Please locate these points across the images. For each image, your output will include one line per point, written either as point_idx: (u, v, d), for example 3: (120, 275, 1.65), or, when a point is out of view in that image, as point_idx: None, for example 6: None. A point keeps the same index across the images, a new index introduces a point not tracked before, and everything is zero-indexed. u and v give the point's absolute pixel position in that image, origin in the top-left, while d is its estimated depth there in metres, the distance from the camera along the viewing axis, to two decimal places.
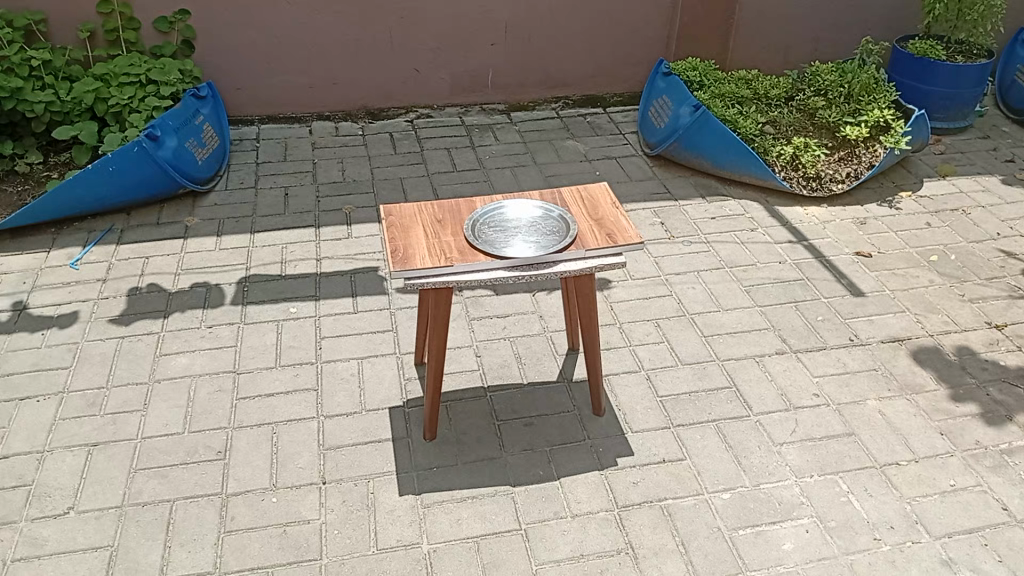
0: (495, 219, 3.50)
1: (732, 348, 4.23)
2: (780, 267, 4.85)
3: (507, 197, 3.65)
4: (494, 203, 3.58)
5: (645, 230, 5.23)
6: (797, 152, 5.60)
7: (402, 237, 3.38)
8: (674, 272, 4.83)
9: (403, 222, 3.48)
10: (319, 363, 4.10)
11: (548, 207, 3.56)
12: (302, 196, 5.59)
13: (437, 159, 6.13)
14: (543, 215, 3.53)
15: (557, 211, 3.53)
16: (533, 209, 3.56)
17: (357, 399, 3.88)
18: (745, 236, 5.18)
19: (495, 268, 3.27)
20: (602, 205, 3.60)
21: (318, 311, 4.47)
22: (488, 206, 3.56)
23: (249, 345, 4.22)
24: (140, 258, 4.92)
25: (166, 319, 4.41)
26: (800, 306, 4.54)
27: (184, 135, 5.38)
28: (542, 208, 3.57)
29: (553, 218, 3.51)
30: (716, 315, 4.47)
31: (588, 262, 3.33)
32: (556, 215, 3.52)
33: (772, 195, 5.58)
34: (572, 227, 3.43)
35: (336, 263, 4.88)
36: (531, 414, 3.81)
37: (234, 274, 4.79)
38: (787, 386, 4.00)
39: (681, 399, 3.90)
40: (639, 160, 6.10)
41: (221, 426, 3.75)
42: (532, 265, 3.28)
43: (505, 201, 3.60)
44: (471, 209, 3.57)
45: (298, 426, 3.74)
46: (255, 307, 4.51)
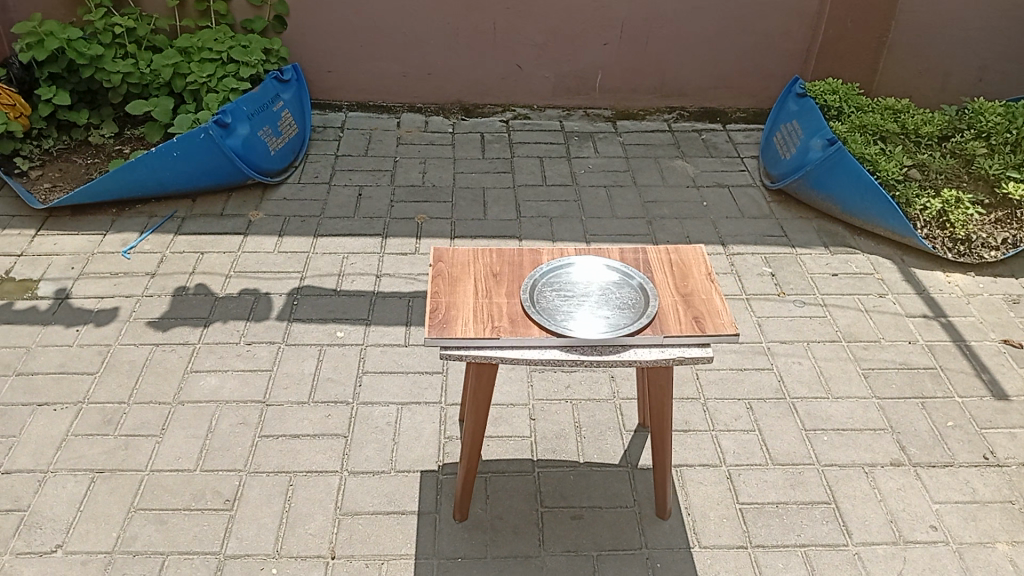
0: (561, 280, 2.93)
1: (836, 452, 3.54)
2: (908, 350, 4.09)
3: (580, 252, 3.07)
4: (563, 258, 3.01)
5: (750, 282, 4.53)
6: (946, 208, 4.76)
7: (448, 291, 2.86)
8: (776, 339, 4.14)
9: (453, 269, 2.97)
10: (354, 405, 3.69)
11: (628, 272, 2.96)
12: (376, 198, 5.18)
13: (528, 169, 5.58)
14: (620, 281, 2.93)
15: (638, 278, 2.92)
16: (608, 271, 2.97)
17: (387, 457, 3.45)
18: (870, 303, 4.41)
19: (549, 347, 2.70)
20: (689, 277, 2.95)
21: (366, 339, 4.05)
22: (555, 260, 2.99)
23: (286, 372, 3.86)
24: (195, 253, 4.63)
25: (206, 329, 4.12)
26: (926, 405, 3.78)
27: (257, 123, 5.08)
28: (620, 272, 2.97)
29: (631, 286, 2.90)
30: (823, 404, 3.77)
31: (665, 352, 2.70)
32: (636, 284, 2.91)
33: (907, 252, 4.78)
34: (652, 302, 2.81)
35: (396, 283, 4.45)
36: (581, 505, 3.27)
37: (287, 283, 4.43)
38: (900, 510, 3.30)
39: (766, 510, 3.28)
40: (754, 193, 5.35)
41: (235, 469, 3.40)
42: (596, 348, 2.70)
43: (577, 257, 3.02)
44: (535, 264, 3.00)
45: (318, 481, 3.34)
46: (302, 325, 4.14)
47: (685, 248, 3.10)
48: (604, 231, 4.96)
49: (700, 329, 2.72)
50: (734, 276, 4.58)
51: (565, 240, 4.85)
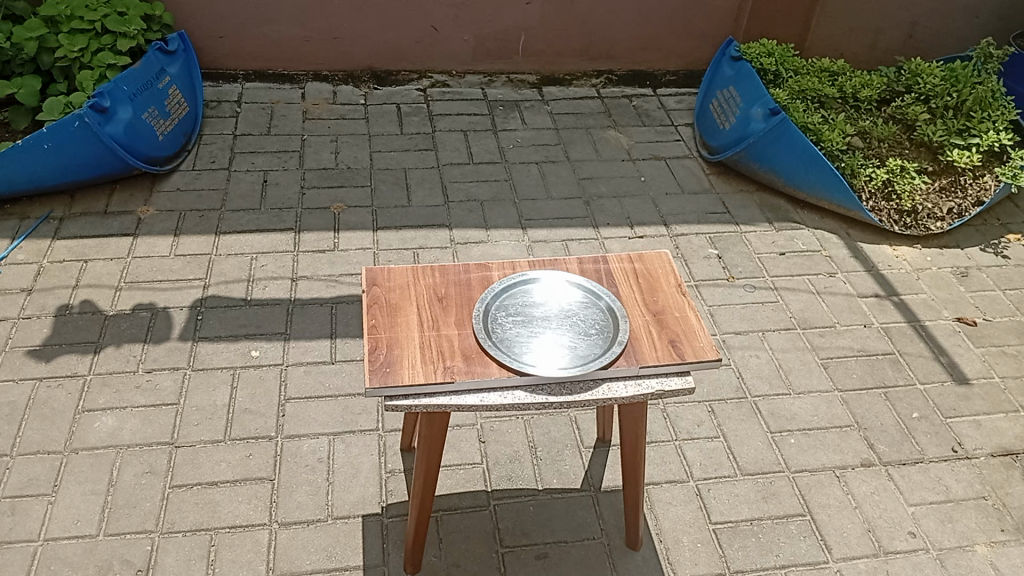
0: (518, 302, 2.54)
1: (805, 456, 3.34)
2: (865, 335, 3.91)
3: (536, 267, 2.69)
4: (518, 275, 2.62)
5: (698, 267, 4.27)
6: (891, 178, 4.58)
7: (388, 325, 2.43)
8: (732, 330, 3.89)
9: (394, 297, 2.53)
10: (279, 440, 3.26)
11: (594, 290, 2.60)
12: (284, 184, 4.63)
13: (451, 145, 5.11)
14: (586, 301, 2.57)
15: (606, 298, 2.56)
16: (571, 290, 2.61)
17: (323, 501, 3.06)
18: (821, 284, 4.22)
19: (512, 389, 2.32)
20: (657, 293, 2.61)
21: (287, 358, 3.60)
22: (510, 278, 2.61)
23: (194, 405, 3.37)
24: (76, 261, 4.02)
25: (96, 356, 3.56)
26: (890, 396, 3.61)
27: (141, 104, 4.43)
28: (585, 291, 2.60)
29: (598, 307, 2.55)
30: (788, 401, 3.55)
31: (643, 384, 2.37)
32: (603, 304, 2.56)
33: (851, 225, 4.61)
34: (623, 324, 2.46)
35: (314, 286, 3.97)
36: (545, 542, 2.97)
37: (188, 294, 3.89)
38: (876, 517, 3.13)
39: (740, 529, 3.05)
40: (692, 164, 5.08)
41: (146, 530, 2.93)
42: (565, 386, 2.34)
43: (535, 273, 2.64)
44: (486, 285, 2.60)
45: (244, 537, 2.93)
46: (210, 345, 3.64)
47: (648, 255, 2.76)
48: (541, 215, 4.58)
49: (676, 355, 2.39)
50: (682, 260, 4.30)
51: (499, 227, 4.46)
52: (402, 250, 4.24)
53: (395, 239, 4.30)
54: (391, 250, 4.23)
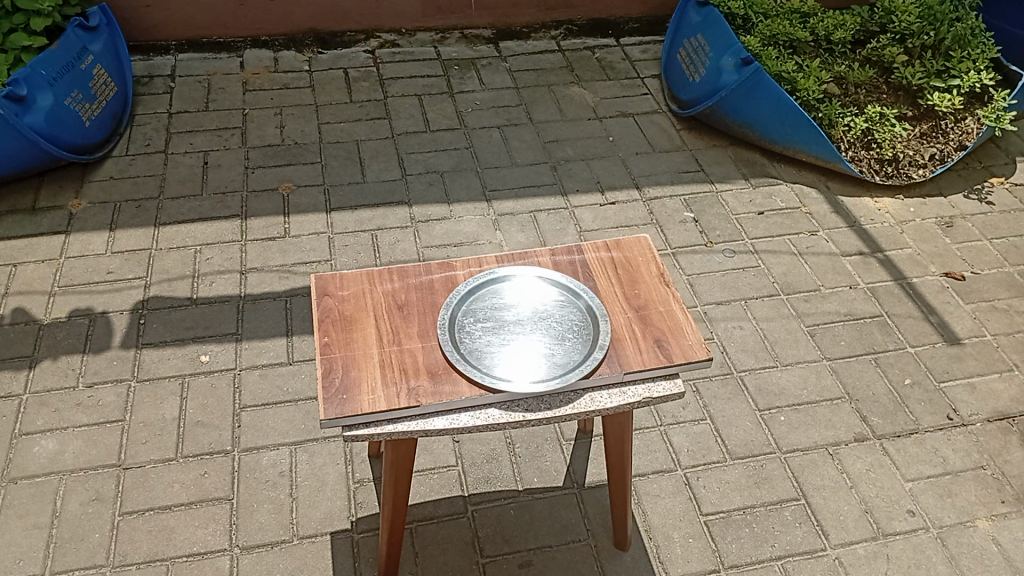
0: (486, 306, 2.30)
1: (797, 434, 3.18)
2: (851, 297, 3.74)
3: (504, 262, 2.44)
4: (486, 274, 2.37)
5: (673, 233, 4.05)
6: (870, 126, 4.37)
7: (343, 344, 2.18)
8: (712, 301, 3.69)
9: (347, 309, 2.27)
10: (235, 454, 3.03)
11: (569, 288, 2.36)
12: (226, 166, 4.30)
13: (405, 111, 4.78)
14: (561, 301, 2.34)
15: (584, 297, 2.33)
16: (545, 289, 2.37)
17: (287, 520, 2.85)
18: (803, 244, 4.02)
19: (483, 408, 2.10)
20: (636, 285, 2.39)
21: (239, 361, 3.34)
22: (476, 278, 2.36)
23: (139, 420, 3.12)
24: (5, 265, 3.68)
25: (32, 371, 3.26)
26: (880, 362, 3.46)
27: (63, 89, 4.04)
28: (560, 289, 2.37)
29: (575, 308, 2.32)
30: (775, 375, 3.38)
31: (627, 392, 2.16)
32: (580, 304, 2.33)
33: (829, 178, 4.40)
34: (604, 327, 2.24)
35: (266, 279, 3.69)
36: (528, 548, 2.79)
37: (128, 296, 3.59)
38: (872, 496, 3.00)
39: (733, 520, 2.90)
40: (661, 120, 4.82)
41: (96, 565, 2.69)
42: (543, 399, 2.12)
43: (503, 270, 2.39)
44: (450, 287, 2.35)
45: (204, 566, 2.71)
46: (155, 352, 3.36)
47: (625, 240, 2.53)
48: (506, 184, 4.31)
49: (661, 357, 2.18)
50: (656, 228, 4.08)
51: (461, 200, 4.18)
52: (359, 233, 3.94)
53: (350, 221, 4.01)
54: (347, 233, 3.93)
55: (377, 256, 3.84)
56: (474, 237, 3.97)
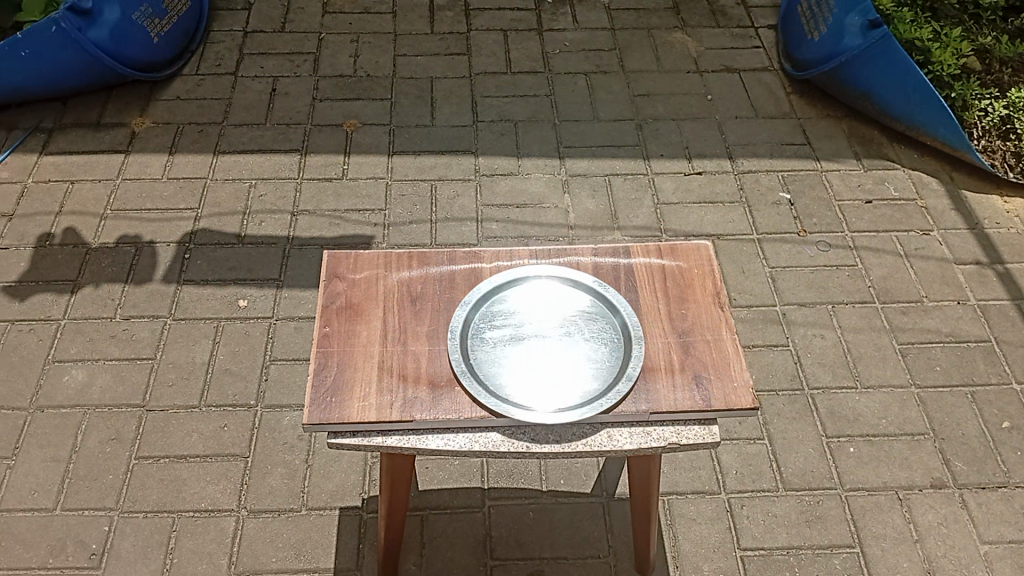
0: (507, 310, 2.04)
1: (864, 471, 2.85)
2: (956, 315, 3.29)
3: (540, 261, 2.17)
4: (515, 273, 2.10)
5: (762, 215, 3.64)
6: (1010, 115, 3.87)
7: (342, 337, 1.98)
8: (794, 302, 3.32)
9: (355, 296, 2.06)
10: (258, 409, 2.89)
11: (605, 299, 2.07)
12: (294, 94, 4.11)
13: (487, 48, 4.44)
14: (594, 314, 2.05)
15: (620, 313, 2.03)
16: (577, 297, 2.08)
17: (298, 488, 2.70)
18: (911, 244, 3.54)
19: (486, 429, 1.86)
20: (682, 304, 2.07)
21: (277, 311, 3.19)
22: (504, 276, 2.09)
23: (169, 360, 3.01)
24: (63, 182, 3.64)
25: (73, 297, 3.19)
26: (975, 398, 3.05)
27: (131, 3, 3.90)
28: (595, 299, 2.08)
29: (608, 324, 2.03)
30: (851, 399, 3.03)
31: (651, 434, 1.87)
32: (615, 320, 2.04)
33: (955, 166, 3.84)
34: (636, 352, 1.94)
35: (316, 224, 3.52)
36: (542, 558, 2.59)
37: (177, 227, 3.48)
38: (939, 555, 2.66)
39: (773, 559, 2.63)
40: (769, 80, 4.30)
41: (105, 508, 2.62)
42: (554, 430, 1.85)
43: (536, 270, 2.11)
44: (474, 285, 2.10)
45: (208, 525, 2.59)
46: (194, 290, 3.24)
47: (681, 247, 2.21)
48: (583, 141, 3.96)
49: (695, 399, 1.88)
50: (745, 208, 3.67)
51: (533, 155, 3.88)
52: (419, 182, 3.72)
53: (412, 168, 3.78)
54: (406, 182, 3.72)
55: (435, 210, 3.60)
56: (540, 199, 3.67)
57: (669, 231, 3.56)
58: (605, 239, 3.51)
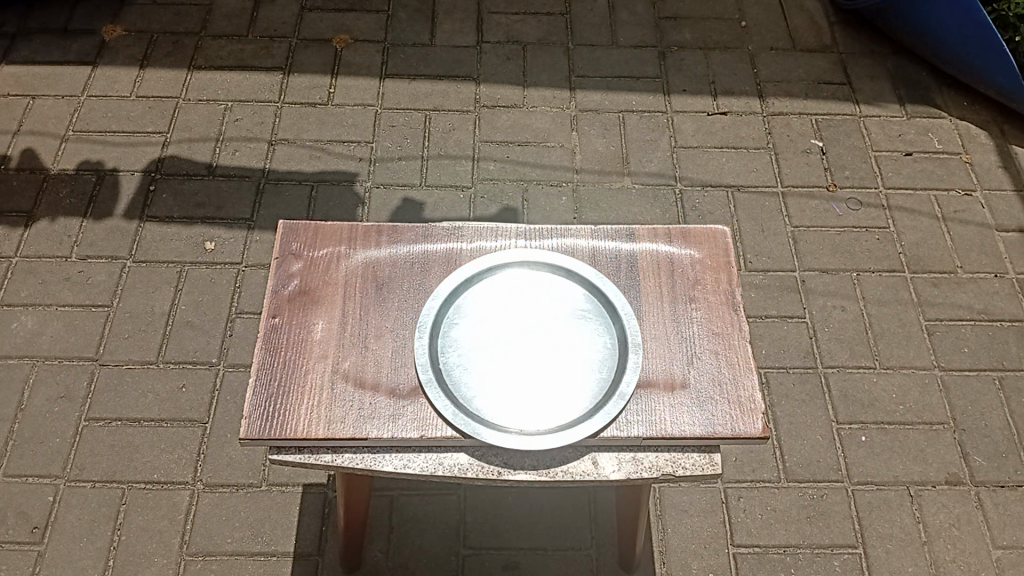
0: (487, 304, 1.77)
1: (874, 462, 2.60)
2: (992, 290, 2.98)
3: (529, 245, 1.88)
4: (498, 260, 1.83)
5: (789, 164, 3.29)
6: None
7: (292, 331, 1.72)
8: (814, 266, 3.01)
9: (311, 280, 1.80)
10: (221, 368, 2.72)
11: (602, 295, 1.79)
12: (281, 3, 3.71)
13: None
14: (588, 311, 1.77)
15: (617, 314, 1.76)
16: (569, 290, 1.80)
17: (259, 460, 2.55)
18: (949, 205, 3.20)
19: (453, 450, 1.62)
20: (690, 302, 1.80)
21: (246, 257, 2.96)
22: (485, 263, 1.82)
23: (127, 308, 2.83)
24: (23, 97, 3.33)
25: (28, 232, 2.98)
26: (1005, 385, 2.77)
27: None
28: (590, 293, 1.80)
29: (603, 326, 1.75)
30: (865, 380, 2.75)
31: (640, 463, 1.63)
32: (612, 321, 1.76)
33: (1007, 120, 3.47)
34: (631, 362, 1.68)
35: (295, 156, 3.22)
36: (519, 547, 2.42)
37: (143, 154, 3.20)
38: (947, 559, 2.44)
39: (768, 559, 2.43)
40: (810, 6, 3.85)
41: (51, 475, 2.52)
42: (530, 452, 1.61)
43: (523, 258, 1.83)
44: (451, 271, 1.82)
45: (160, 499, 2.48)
46: (159, 230, 3.01)
47: (694, 232, 1.91)
48: (596, 69, 3.57)
49: (694, 424, 1.63)
50: (770, 155, 3.32)
51: (539, 84, 3.51)
52: (411, 111, 3.38)
53: (404, 95, 3.43)
54: (396, 110, 3.37)
55: (426, 144, 3.28)
56: (544, 136, 3.33)
57: (683, 180, 3.23)
58: (611, 186, 3.20)
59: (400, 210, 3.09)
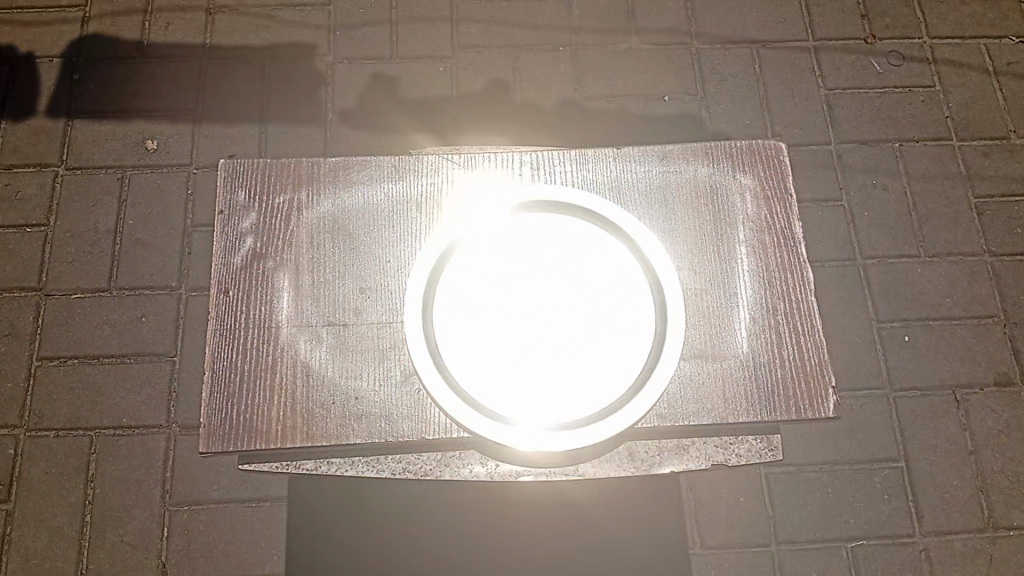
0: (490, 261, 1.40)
1: (919, 365, 2.35)
2: None
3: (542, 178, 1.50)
4: (506, 201, 1.45)
5: (823, 10, 2.80)
6: None
7: (251, 310, 1.40)
8: (851, 139, 2.62)
9: (268, 240, 1.45)
10: (182, 294, 2.36)
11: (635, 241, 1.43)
12: None
13: None
14: (618, 264, 1.41)
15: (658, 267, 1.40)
16: (593, 236, 1.44)
17: None
18: (1005, 56, 2.77)
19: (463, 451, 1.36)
20: (740, 246, 1.48)
21: (195, 158, 2.52)
22: (489, 206, 1.44)
23: (65, 227, 2.44)
24: None
25: None
26: None
27: None
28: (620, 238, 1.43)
29: (640, 282, 1.39)
30: (908, 273, 2.46)
31: (687, 452, 1.38)
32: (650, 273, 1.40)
33: None
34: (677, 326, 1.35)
35: (240, 27, 2.69)
36: None
37: (58, 34, 2.67)
38: (995, 470, 2.25)
39: (804, 477, 2.21)
40: None
41: (9, 425, 2.23)
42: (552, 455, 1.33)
43: (537, 197, 1.46)
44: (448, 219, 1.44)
45: (133, 446, 2.21)
46: (90, 129, 2.56)
47: (740, 150, 1.56)
48: None
49: (753, 406, 1.36)
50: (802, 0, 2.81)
51: None
52: None
53: None
54: None
55: (394, 3, 2.75)
56: None
57: (701, 37, 2.74)
58: (617, 48, 2.71)
59: (369, 89, 2.62)
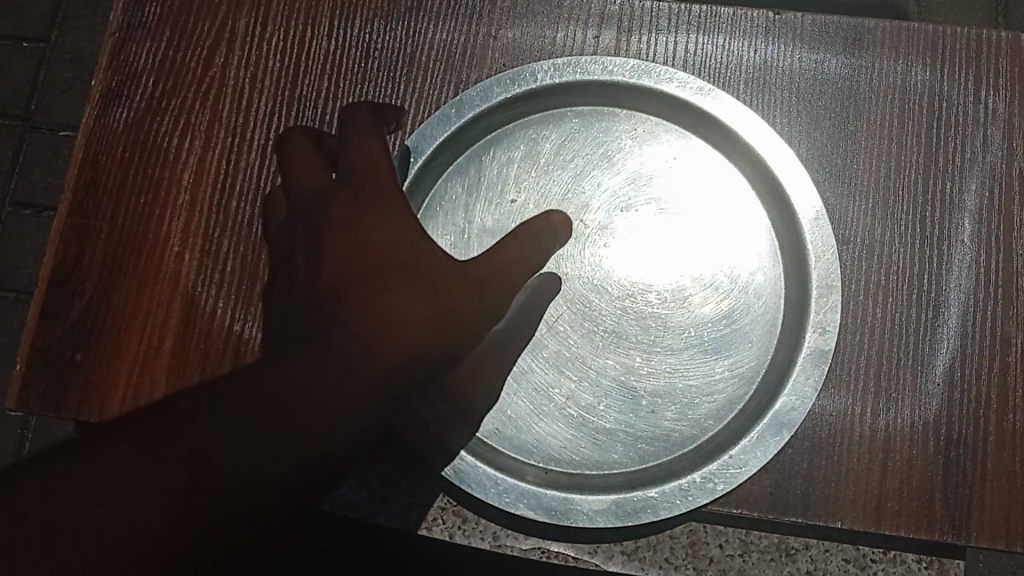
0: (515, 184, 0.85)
1: None
2: None
3: (636, 51, 0.89)
4: (566, 76, 0.85)
5: None
6: None
7: (128, 197, 0.88)
8: None
9: (173, 87, 0.90)
10: None
11: (763, 185, 0.84)
12: None
13: None
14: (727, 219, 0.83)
15: (807, 235, 0.79)
16: (697, 167, 0.85)
17: None
18: None
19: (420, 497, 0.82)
20: (964, 222, 0.83)
21: None
22: (536, 83, 0.85)
23: (63, 47, 1.89)
24: None
25: None
26: None
27: None
28: (737, 178, 0.85)
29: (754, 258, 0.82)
30: None
31: (791, 561, 0.86)
32: (777, 244, 0.83)
33: None
34: (818, 355, 0.76)
35: None
36: None
37: None
38: None
39: None
40: None
41: None
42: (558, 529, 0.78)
43: (623, 77, 0.84)
44: (465, 94, 0.84)
45: None
46: None
47: (996, 48, 0.87)
48: None
49: (938, 518, 0.77)
50: None
51: None
52: None
53: None
54: None
55: None
56: None
57: None
58: None
59: None
